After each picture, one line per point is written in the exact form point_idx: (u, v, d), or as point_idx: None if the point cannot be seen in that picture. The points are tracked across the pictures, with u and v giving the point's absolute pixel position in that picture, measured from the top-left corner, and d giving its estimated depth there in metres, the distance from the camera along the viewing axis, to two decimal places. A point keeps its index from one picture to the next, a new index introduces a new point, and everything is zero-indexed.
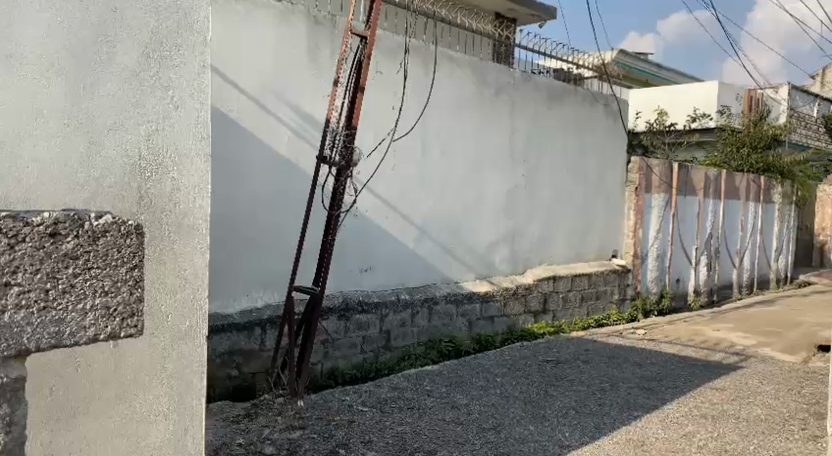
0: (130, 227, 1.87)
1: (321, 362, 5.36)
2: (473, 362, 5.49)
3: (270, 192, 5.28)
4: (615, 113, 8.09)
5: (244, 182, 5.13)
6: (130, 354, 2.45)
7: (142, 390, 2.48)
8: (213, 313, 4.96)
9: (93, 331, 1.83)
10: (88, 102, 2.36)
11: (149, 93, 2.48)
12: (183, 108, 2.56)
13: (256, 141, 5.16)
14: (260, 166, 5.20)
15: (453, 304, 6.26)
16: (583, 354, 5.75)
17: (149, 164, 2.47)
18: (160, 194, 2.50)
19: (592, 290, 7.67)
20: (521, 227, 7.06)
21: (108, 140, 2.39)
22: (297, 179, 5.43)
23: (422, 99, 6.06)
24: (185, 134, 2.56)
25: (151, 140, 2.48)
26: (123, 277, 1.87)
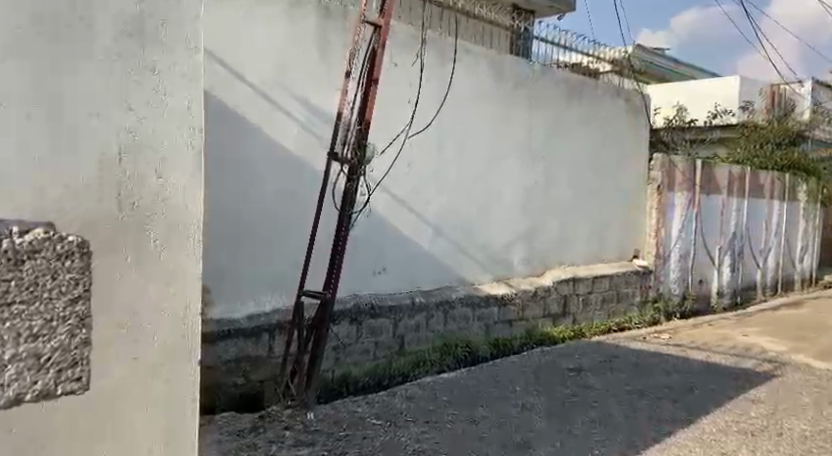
0: (67, 246, 2.07)
1: (332, 368, 5.10)
2: (490, 369, 5.24)
3: (275, 189, 5.02)
4: (637, 108, 7.80)
5: (246, 180, 4.86)
6: (115, 377, 2.20)
7: (135, 412, 2.26)
8: (218, 318, 4.72)
9: (17, 388, 2.01)
10: (56, 86, 2.06)
11: (129, 80, 2.22)
12: (172, 98, 2.32)
13: (257, 136, 4.89)
14: (262, 162, 4.93)
15: (470, 307, 5.99)
16: (608, 361, 5.49)
17: (128, 159, 2.22)
18: (146, 195, 2.26)
19: (613, 292, 7.39)
20: (540, 226, 6.79)
21: (83, 132, 2.12)
22: (303, 175, 5.17)
23: (438, 94, 5.80)
24: (174, 127, 2.33)
25: (134, 134, 2.23)
26: (60, 312, 2.08)
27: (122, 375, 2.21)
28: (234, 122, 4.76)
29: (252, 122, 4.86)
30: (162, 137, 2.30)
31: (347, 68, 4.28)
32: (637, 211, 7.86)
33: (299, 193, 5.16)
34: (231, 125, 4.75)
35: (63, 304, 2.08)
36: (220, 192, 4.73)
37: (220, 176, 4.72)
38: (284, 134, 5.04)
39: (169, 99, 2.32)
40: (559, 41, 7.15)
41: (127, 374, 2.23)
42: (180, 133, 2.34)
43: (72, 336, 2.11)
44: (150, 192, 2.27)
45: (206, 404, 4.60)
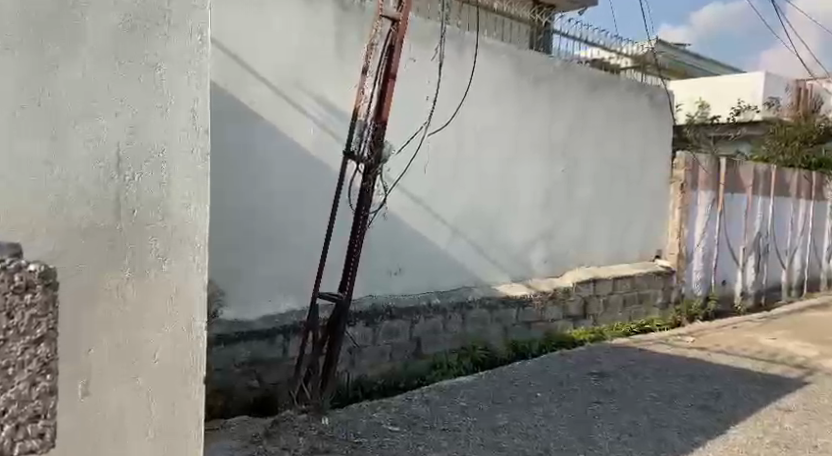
0: (23, 274, 1.76)
1: (347, 371, 5.00)
2: (510, 374, 5.11)
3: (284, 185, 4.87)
4: (660, 103, 7.62)
5: (251, 177, 4.71)
6: (114, 395, 2.09)
7: (132, 429, 2.13)
8: (231, 320, 4.64)
9: None
10: (48, 95, 1.96)
11: (130, 81, 2.11)
12: (176, 98, 2.20)
13: (261, 130, 4.72)
14: (267, 158, 4.77)
15: (488, 309, 5.86)
16: (631, 366, 5.34)
17: (129, 160, 2.10)
18: (147, 199, 2.14)
19: (634, 293, 7.23)
20: (560, 226, 6.64)
21: (74, 136, 2.00)
22: (312, 167, 5.02)
23: (457, 89, 5.66)
24: (178, 127, 2.20)
25: (134, 135, 2.11)
26: (17, 357, 1.76)
27: (119, 398, 2.09)
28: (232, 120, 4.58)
29: (261, 117, 4.71)
30: (168, 140, 2.18)
31: (364, 63, 4.15)
32: (660, 210, 7.68)
33: (310, 188, 5.02)
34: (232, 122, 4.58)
35: (19, 347, 1.77)
36: (225, 192, 4.60)
37: (222, 175, 4.58)
38: (295, 129, 4.90)
39: (172, 99, 2.19)
40: (580, 35, 6.99)
41: (124, 402, 2.10)
42: (186, 133, 2.22)
43: (32, 386, 1.80)
44: (150, 197, 2.15)
45: (219, 407, 4.51)
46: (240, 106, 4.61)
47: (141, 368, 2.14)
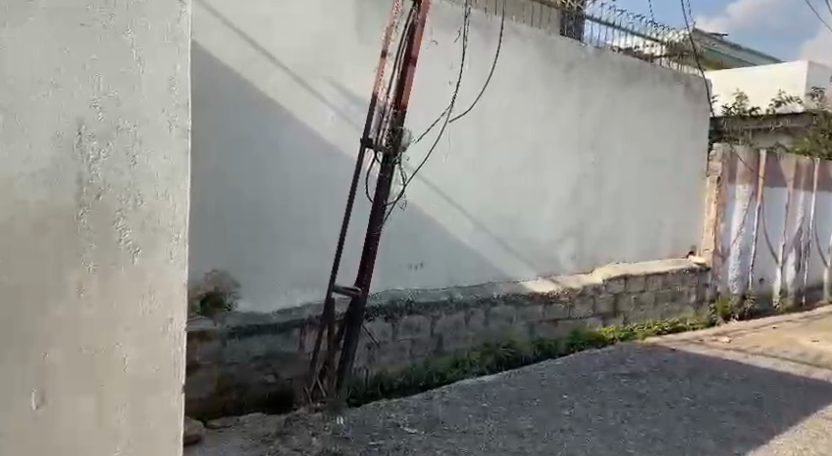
0: None
1: (366, 367, 4.82)
2: (535, 374, 4.90)
3: (290, 177, 4.65)
4: (697, 93, 7.31)
5: (253, 170, 4.48)
6: (81, 388, 2.14)
7: (108, 423, 2.18)
8: (245, 313, 4.47)
9: None
10: (15, 96, 2.02)
11: (100, 75, 2.14)
12: (151, 90, 2.21)
13: (262, 121, 4.48)
14: (269, 149, 4.54)
15: (513, 305, 5.65)
16: (664, 367, 5.10)
17: (97, 154, 2.14)
18: (117, 191, 2.18)
19: (667, 290, 6.96)
20: (590, 220, 6.38)
21: (41, 135, 2.06)
22: (319, 156, 4.78)
23: (482, 76, 5.44)
24: (153, 119, 2.22)
25: (105, 129, 2.15)
26: None
27: (89, 400, 2.15)
28: (228, 113, 4.34)
29: (273, 103, 4.52)
30: (141, 117, 2.21)
31: (383, 46, 3.94)
32: (694, 205, 7.37)
33: (318, 179, 4.79)
34: (228, 116, 4.34)
35: None
36: (232, 185, 4.40)
37: (225, 170, 4.36)
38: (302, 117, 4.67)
39: (145, 75, 2.20)
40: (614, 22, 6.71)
41: (92, 401, 2.16)
42: (160, 111, 2.23)
43: None
44: (120, 185, 2.18)
45: (233, 404, 4.36)
46: (235, 98, 4.37)
47: (106, 366, 2.17)
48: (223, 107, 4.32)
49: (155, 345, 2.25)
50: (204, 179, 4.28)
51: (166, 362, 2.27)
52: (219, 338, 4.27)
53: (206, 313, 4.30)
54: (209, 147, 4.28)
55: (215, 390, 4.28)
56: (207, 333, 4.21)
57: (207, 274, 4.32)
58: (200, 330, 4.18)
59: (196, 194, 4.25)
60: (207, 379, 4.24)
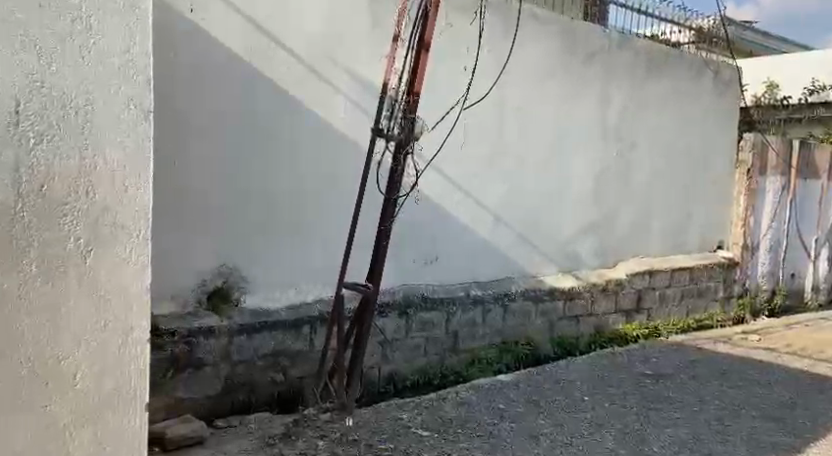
0: None
1: (378, 365, 4.69)
2: (554, 374, 4.72)
3: (291, 174, 4.45)
4: (726, 82, 7.04)
5: (251, 167, 4.28)
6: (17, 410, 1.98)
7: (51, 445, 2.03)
8: (254, 309, 4.33)
9: None
10: None
11: (44, 58, 1.99)
12: (108, 72, 2.08)
13: (261, 115, 4.28)
14: (268, 144, 4.33)
15: (532, 302, 5.47)
16: (689, 368, 4.89)
17: (40, 143, 1.99)
18: (66, 182, 2.02)
19: (693, 286, 6.72)
20: (614, 214, 6.15)
21: None
22: (322, 151, 4.57)
23: (500, 63, 5.24)
24: (108, 103, 2.08)
25: (49, 116, 2.00)
26: None
27: (27, 423, 2.00)
28: (224, 108, 4.14)
29: (280, 90, 4.35)
30: (92, 96, 2.06)
31: (395, 29, 3.76)
32: (722, 197, 7.11)
33: (320, 174, 4.58)
34: (224, 111, 4.14)
35: None
36: (239, 177, 4.23)
37: (231, 161, 4.19)
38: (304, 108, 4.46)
39: (95, 55, 2.05)
40: (640, 7, 6.45)
41: (32, 423, 2.01)
42: (114, 89, 2.09)
43: None
44: (68, 173, 2.03)
45: (241, 403, 4.24)
46: (232, 90, 4.16)
47: (48, 382, 2.02)
48: (220, 103, 4.12)
49: (108, 356, 2.11)
50: (208, 170, 4.11)
51: (124, 375, 2.14)
52: (227, 335, 4.14)
53: (213, 309, 4.17)
54: (213, 137, 4.11)
55: (223, 389, 4.16)
56: (214, 330, 4.08)
57: (213, 268, 4.17)
58: (207, 326, 4.05)
59: (192, 193, 4.06)
60: (214, 377, 4.12)
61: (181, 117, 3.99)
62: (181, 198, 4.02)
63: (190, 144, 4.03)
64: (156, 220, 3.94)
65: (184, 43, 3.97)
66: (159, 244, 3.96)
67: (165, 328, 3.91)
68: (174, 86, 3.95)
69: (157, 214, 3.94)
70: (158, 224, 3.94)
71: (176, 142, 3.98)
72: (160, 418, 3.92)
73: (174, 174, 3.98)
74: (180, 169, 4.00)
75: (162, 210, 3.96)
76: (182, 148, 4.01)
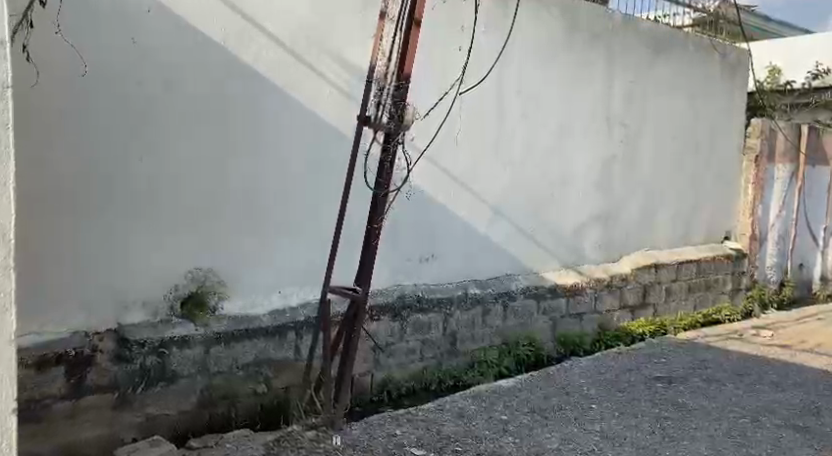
0: None
1: (371, 372, 4.38)
2: (559, 379, 4.39)
3: (266, 171, 4.05)
4: (733, 65, 6.69)
5: (217, 168, 3.86)
6: None
7: None
8: (235, 315, 3.98)
9: None
10: None
11: None
12: None
13: (229, 108, 3.88)
14: (236, 142, 3.93)
15: (533, 300, 5.15)
16: (703, 369, 4.58)
17: None
18: None
19: (700, 279, 6.41)
20: (618, 205, 5.82)
21: None
22: (298, 150, 4.18)
23: (497, 46, 4.87)
24: None
25: None
26: None
27: None
28: (187, 101, 3.73)
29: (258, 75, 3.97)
30: None
31: (382, 6, 3.41)
32: (730, 185, 6.79)
33: (295, 175, 4.17)
34: (188, 104, 3.73)
35: None
36: (216, 172, 3.86)
37: (206, 156, 3.82)
38: (278, 101, 4.06)
39: None
40: None
41: None
42: None
43: None
44: None
45: (221, 418, 3.90)
46: (205, 76, 3.78)
47: None
48: (188, 92, 3.73)
49: None
50: (181, 166, 3.73)
51: None
52: (204, 344, 3.81)
53: (189, 317, 3.82)
54: (186, 130, 3.73)
55: (200, 402, 3.82)
56: (189, 339, 3.75)
57: (188, 273, 3.81)
58: (181, 335, 3.73)
59: (149, 194, 3.64)
60: (190, 390, 3.78)
61: (139, 110, 3.59)
62: (137, 199, 3.61)
63: (150, 137, 3.62)
64: (109, 223, 3.53)
65: (145, 27, 3.58)
66: (114, 251, 3.56)
67: (134, 338, 3.59)
68: (131, 73, 3.55)
69: (124, 216, 3.57)
70: (111, 228, 3.54)
71: (133, 137, 3.57)
72: (131, 437, 3.60)
73: (130, 171, 3.57)
74: (136, 167, 3.59)
75: (116, 213, 3.54)
76: (140, 142, 3.60)
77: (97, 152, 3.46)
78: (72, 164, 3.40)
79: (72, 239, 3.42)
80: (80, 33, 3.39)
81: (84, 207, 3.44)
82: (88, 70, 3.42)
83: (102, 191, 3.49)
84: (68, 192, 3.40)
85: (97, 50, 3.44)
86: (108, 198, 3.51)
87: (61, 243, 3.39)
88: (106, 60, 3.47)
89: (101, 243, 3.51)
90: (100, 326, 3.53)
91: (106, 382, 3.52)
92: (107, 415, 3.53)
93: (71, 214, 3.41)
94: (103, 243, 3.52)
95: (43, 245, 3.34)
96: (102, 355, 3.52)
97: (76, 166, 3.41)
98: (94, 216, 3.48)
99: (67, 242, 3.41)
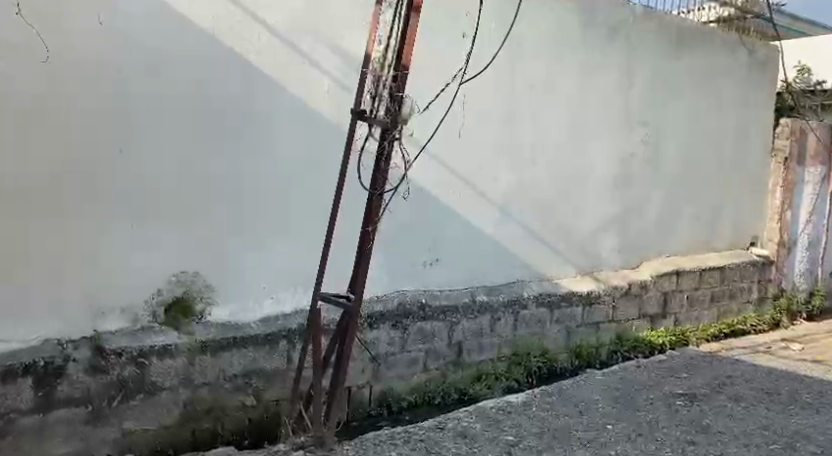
0: None
1: (369, 384, 4.10)
2: (574, 395, 4.08)
3: (260, 169, 3.77)
4: (762, 62, 6.33)
5: (203, 167, 3.58)
6: None
7: None
8: (224, 323, 3.69)
9: None
10: None
11: None
12: None
13: (219, 101, 3.60)
14: (226, 140, 3.65)
15: (545, 308, 4.85)
16: (727, 386, 4.25)
17: None
18: None
19: (725, 288, 6.06)
20: (637, 207, 5.49)
21: None
22: (294, 148, 3.88)
23: (502, 31, 4.55)
24: None
25: None
26: None
27: None
28: (172, 95, 3.46)
29: (251, 66, 3.68)
30: None
31: None
32: (757, 189, 6.43)
33: (290, 175, 3.88)
34: (172, 98, 3.46)
35: None
36: (204, 171, 3.59)
37: (194, 152, 3.54)
38: (272, 94, 3.77)
39: None
40: None
41: None
42: None
43: None
44: None
45: (207, 433, 3.64)
46: (191, 68, 3.51)
47: None
48: (174, 84, 3.46)
49: None
50: (165, 163, 3.46)
51: None
52: (188, 353, 3.54)
53: (171, 324, 3.54)
54: (172, 125, 3.47)
55: (183, 417, 3.56)
56: (171, 349, 3.49)
57: (172, 278, 3.54)
58: (163, 344, 3.47)
59: (127, 194, 3.38)
60: (172, 403, 3.52)
61: (119, 101, 3.33)
62: (115, 198, 3.35)
63: (131, 132, 3.37)
64: (80, 225, 3.27)
65: (121, 14, 3.32)
66: (86, 254, 3.29)
67: (111, 348, 3.33)
68: (106, 63, 3.29)
69: (102, 215, 3.32)
70: (83, 229, 3.27)
71: (109, 132, 3.31)
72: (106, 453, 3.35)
73: (107, 170, 3.31)
74: (115, 162, 3.33)
75: (88, 214, 3.28)
76: (120, 137, 3.34)
77: (67, 149, 3.22)
78: (38, 160, 3.16)
79: (37, 241, 3.17)
80: (45, 18, 3.15)
81: (51, 207, 3.20)
82: (61, 61, 3.19)
83: (78, 189, 3.25)
84: (34, 191, 3.15)
85: (70, 39, 3.21)
86: (79, 198, 3.26)
87: (25, 245, 3.14)
88: (81, 49, 3.23)
89: (71, 246, 3.25)
90: (74, 335, 3.28)
91: (78, 395, 3.27)
92: (80, 430, 3.29)
93: (43, 214, 3.18)
94: (73, 246, 3.25)
95: (4, 247, 3.10)
96: (75, 366, 3.26)
97: (43, 164, 3.17)
98: (62, 217, 3.22)
99: (31, 245, 3.16)
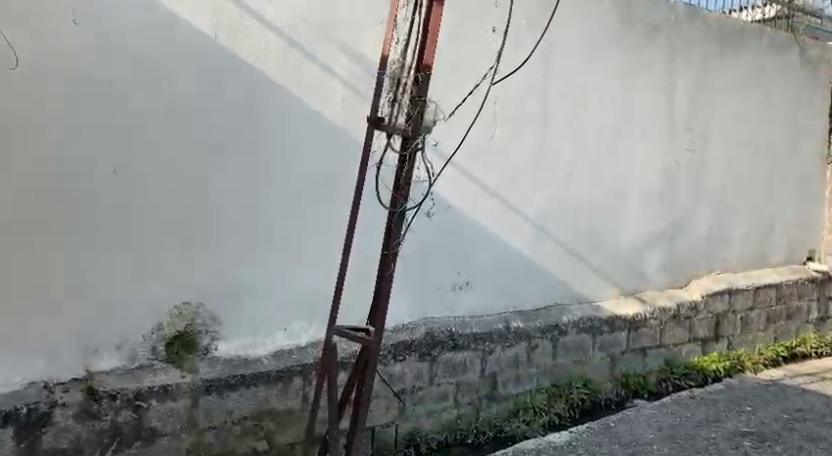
0: None
1: (394, 424, 3.69)
2: (625, 435, 3.64)
3: (268, 185, 3.40)
4: (815, 61, 5.84)
5: (205, 185, 3.22)
6: None
7: None
8: (230, 358, 3.31)
9: None
10: None
11: None
12: None
13: (223, 111, 3.25)
14: (230, 153, 3.29)
15: (587, 333, 4.40)
16: (798, 422, 3.77)
17: None
18: None
19: (781, 307, 5.56)
20: (684, 221, 5.04)
21: None
22: (305, 159, 3.51)
23: (533, 31, 4.16)
24: None
25: None
26: None
27: None
28: (172, 105, 3.12)
29: (257, 72, 3.33)
30: None
31: None
32: (813, 199, 5.93)
33: (300, 188, 3.51)
34: (171, 108, 3.12)
35: None
36: (207, 189, 3.23)
37: (195, 169, 3.19)
38: (280, 102, 3.41)
39: None
40: None
41: None
42: None
43: None
44: None
45: None
46: (192, 73, 3.16)
47: None
48: (171, 93, 3.12)
49: None
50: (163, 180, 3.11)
51: None
52: (189, 394, 3.17)
53: (172, 362, 3.17)
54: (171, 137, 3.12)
55: None
56: (171, 389, 3.13)
57: (172, 311, 3.17)
58: (162, 385, 3.11)
59: (120, 211, 3.03)
60: (173, 450, 3.15)
61: (112, 113, 3.00)
62: (108, 221, 3.00)
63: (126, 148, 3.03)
64: (68, 249, 2.92)
65: (112, 16, 2.98)
66: (76, 284, 2.95)
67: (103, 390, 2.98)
68: (96, 70, 2.96)
69: (95, 239, 2.98)
70: (70, 254, 2.93)
71: (98, 144, 2.97)
72: None
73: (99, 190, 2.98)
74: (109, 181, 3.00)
75: (76, 235, 2.94)
76: (114, 154, 3.01)
77: (50, 164, 2.88)
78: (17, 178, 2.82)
79: (12, 269, 2.82)
80: (14, 21, 2.81)
81: (33, 231, 2.86)
82: (49, 70, 2.87)
83: (68, 211, 2.92)
84: (17, 214, 2.82)
85: (58, 45, 2.89)
86: (62, 217, 2.91)
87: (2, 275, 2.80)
88: (70, 57, 2.91)
89: (54, 277, 2.90)
90: (62, 376, 2.93)
91: (67, 445, 2.92)
92: None
93: (30, 240, 2.85)
94: (61, 274, 2.91)
95: None
96: (62, 411, 2.91)
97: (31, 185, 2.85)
98: (48, 242, 2.88)
99: (10, 274, 2.82)
